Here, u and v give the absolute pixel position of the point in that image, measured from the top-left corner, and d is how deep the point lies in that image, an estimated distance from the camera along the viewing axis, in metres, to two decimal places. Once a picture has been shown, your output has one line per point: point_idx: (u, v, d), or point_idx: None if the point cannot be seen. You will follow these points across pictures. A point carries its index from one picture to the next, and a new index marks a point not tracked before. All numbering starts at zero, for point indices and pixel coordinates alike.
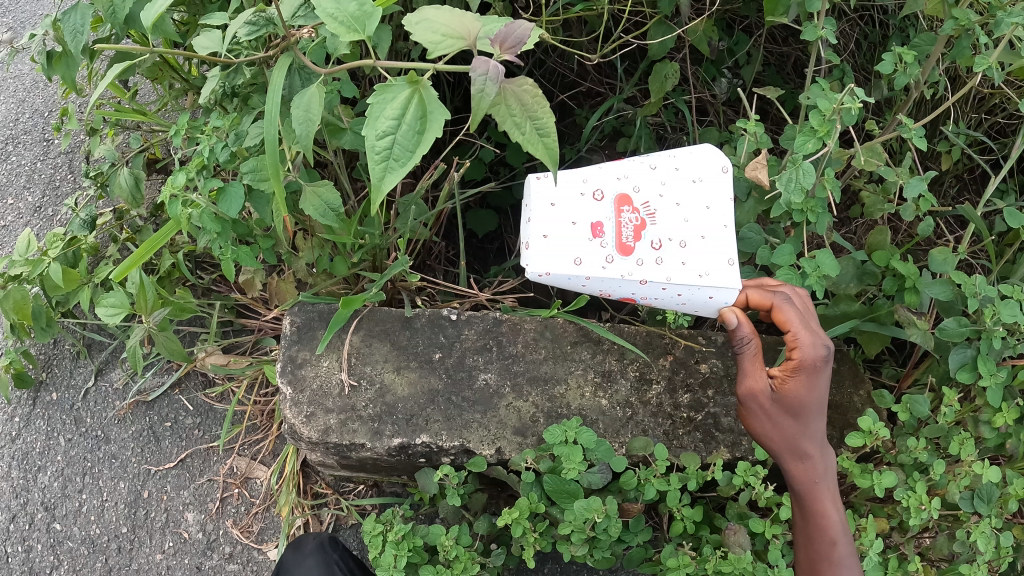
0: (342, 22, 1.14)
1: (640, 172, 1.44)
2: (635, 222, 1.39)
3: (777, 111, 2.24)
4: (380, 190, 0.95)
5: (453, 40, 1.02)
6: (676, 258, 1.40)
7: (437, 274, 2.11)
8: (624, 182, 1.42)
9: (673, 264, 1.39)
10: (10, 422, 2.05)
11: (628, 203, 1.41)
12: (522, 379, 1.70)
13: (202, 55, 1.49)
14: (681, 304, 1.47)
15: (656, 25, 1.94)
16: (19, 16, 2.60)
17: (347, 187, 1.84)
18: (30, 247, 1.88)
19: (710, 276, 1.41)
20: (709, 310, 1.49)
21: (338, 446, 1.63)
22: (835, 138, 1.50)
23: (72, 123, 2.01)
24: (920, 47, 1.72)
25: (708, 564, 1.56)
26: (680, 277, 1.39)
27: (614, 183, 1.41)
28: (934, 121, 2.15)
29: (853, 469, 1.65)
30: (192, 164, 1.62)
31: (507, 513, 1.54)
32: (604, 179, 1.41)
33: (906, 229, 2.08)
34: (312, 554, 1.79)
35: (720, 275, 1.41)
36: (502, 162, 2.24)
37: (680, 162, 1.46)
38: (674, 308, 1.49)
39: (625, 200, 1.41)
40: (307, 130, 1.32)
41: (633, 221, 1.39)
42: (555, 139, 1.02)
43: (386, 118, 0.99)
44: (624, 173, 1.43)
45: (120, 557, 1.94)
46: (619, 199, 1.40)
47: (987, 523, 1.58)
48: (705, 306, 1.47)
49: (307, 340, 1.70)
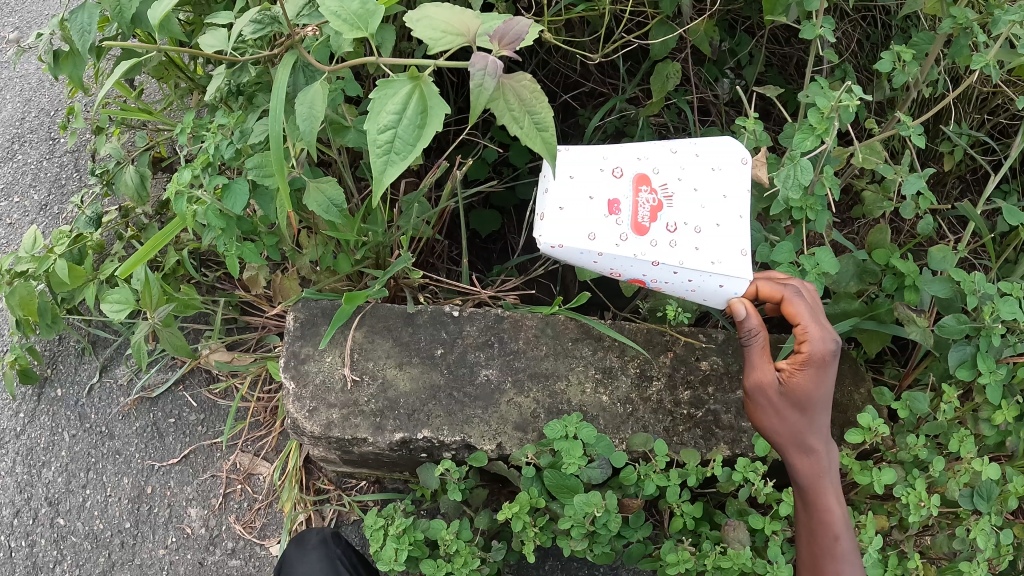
0: (345, 20, 1.16)
1: (661, 155, 1.44)
2: (652, 203, 1.40)
3: (779, 112, 2.25)
4: (381, 182, 0.97)
5: (453, 36, 1.03)
6: (690, 242, 1.40)
7: (440, 273, 2.13)
8: (644, 163, 1.43)
9: (687, 248, 1.39)
10: (14, 418, 2.06)
11: (646, 183, 1.41)
12: (523, 375, 1.71)
13: (209, 53, 1.51)
14: (691, 291, 1.47)
15: (657, 26, 1.95)
16: (26, 16, 2.62)
17: (351, 186, 1.85)
18: (36, 244, 1.90)
19: (723, 264, 1.41)
20: (718, 301, 1.49)
21: (341, 441, 1.64)
22: (833, 136, 1.52)
23: (79, 121, 2.03)
24: (918, 46, 1.75)
25: (707, 559, 1.58)
26: (692, 263, 1.39)
27: (634, 162, 1.42)
28: (935, 121, 2.16)
29: (852, 465, 1.66)
30: (198, 162, 1.63)
31: (508, 508, 1.55)
32: (625, 158, 1.42)
33: (907, 229, 2.10)
34: (314, 550, 1.80)
35: (732, 264, 1.41)
36: (505, 162, 2.25)
37: (701, 149, 1.46)
38: (685, 295, 1.49)
39: (643, 180, 1.41)
40: (310, 127, 1.32)
41: (650, 202, 1.40)
42: (553, 134, 1.03)
43: (387, 112, 1.01)
44: (644, 154, 1.43)
45: (123, 552, 1.95)
46: (639, 178, 1.41)
47: (987, 520, 1.59)
48: (715, 295, 1.47)
49: (310, 336, 1.71)
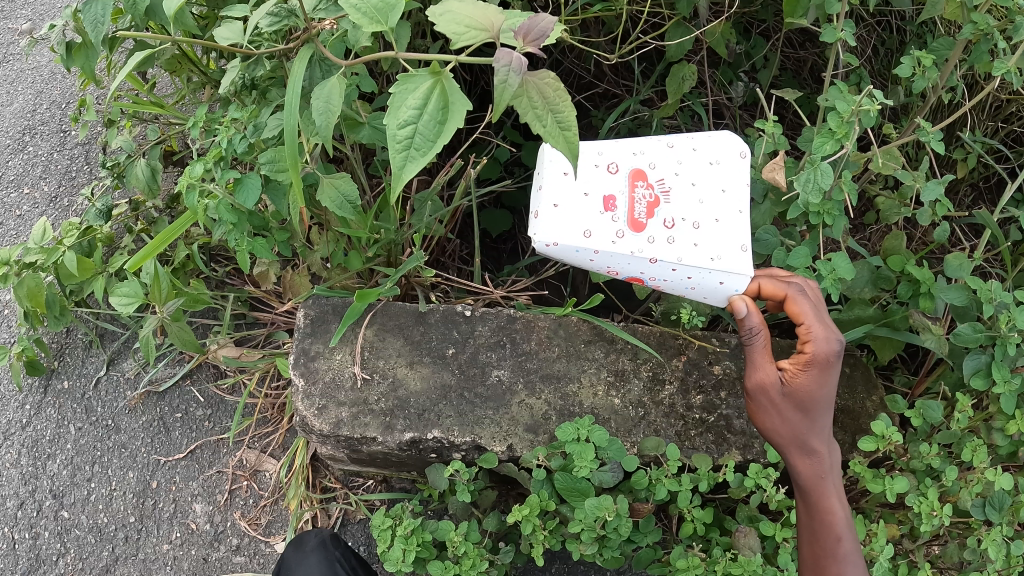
0: (365, 13, 1.14)
1: (657, 150, 1.42)
2: (648, 198, 1.38)
3: (794, 115, 2.24)
4: (399, 179, 0.96)
5: (477, 31, 1.02)
6: (689, 239, 1.38)
7: (450, 272, 2.12)
8: (640, 158, 1.41)
9: (685, 244, 1.37)
10: (21, 410, 2.05)
11: (642, 178, 1.39)
12: (535, 376, 1.70)
13: (223, 46, 1.49)
14: (691, 288, 1.46)
15: (674, 27, 1.94)
16: (38, 9, 2.61)
17: (364, 183, 1.85)
18: (46, 235, 1.90)
19: (722, 260, 1.39)
20: (719, 299, 1.47)
21: (349, 439, 1.63)
22: (853, 140, 1.50)
23: (90, 114, 2.02)
24: (938, 51, 1.73)
25: (717, 566, 1.57)
26: (691, 259, 1.37)
27: (630, 158, 1.40)
28: (950, 127, 2.14)
29: (865, 473, 1.64)
30: (210, 156, 1.62)
31: (518, 510, 1.54)
32: (620, 154, 1.40)
33: (921, 236, 2.08)
34: (313, 552, 1.79)
35: (732, 260, 1.39)
36: (518, 162, 2.25)
37: (698, 143, 1.44)
38: (684, 293, 1.47)
39: (639, 175, 1.39)
40: (326, 121, 1.31)
41: (647, 198, 1.38)
42: (577, 133, 1.01)
43: (408, 107, 0.99)
44: (640, 149, 1.42)
45: (128, 546, 1.94)
46: (634, 173, 1.39)
47: (998, 531, 1.59)
48: (715, 292, 1.45)
49: (321, 333, 1.70)
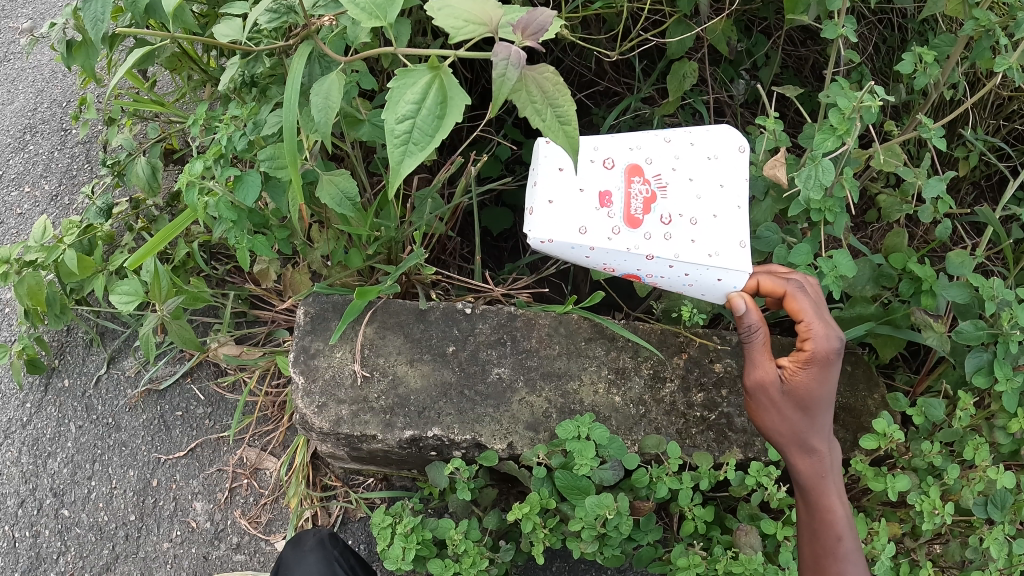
0: (364, 8, 1.14)
1: (654, 145, 1.42)
2: (644, 194, 1.38)
3: (795, 113, 2.23)
4: (398, 172, 0.95)
5: (475, 25, 1.01)
6: (686, 235, 1.37)
7: (450, 270, 2.12)
8: (637, 153, 1.40)
9: (683, 240, 1.37)
10: (21, 408, 2.05)
11: (639, 174, 1.39)
12: (535, 374, 1.70)
13: (223, 43, 1.49)
14: (689, 285, 1.45)
15: (674, 25, 1.94)
16: (39, 7, 2.61)
17: (364, 180, 1.85)
18: (46, 233, 1.88)
19: (720, 256, 1.38)
20: (717, 295, 1.47)
21: (349, 437, 1.63)
22: (854, 136, 1.49)
23: (90, 112, 2.02)
24: (939, 48, 1.72)
25: (718, 564, 1.56)
26: (688, 255, 1.36)
27: (626, 153, 1.40)
28: (952, 125, 2.13)
29: (866, 471, 1.63)
30: (210, 153, 1.62)
31: (518, 508, 1.54)
32: (616, 149, 1.40)
33: (924, 234, 2.07)
34: (312, 551, 1.78)
35: (730, 256, 1.39)
36: (519, 160, 2.25)
37: (696, 138, 1.44)
38: (682, 289, 1.46)
39: (635, 171, 1.39)
40: (325, 118, 1.30)
41: (643, 193, 1.38)
42: (576, 127, 1.01)
43: (406, 102, 0.99)
44: (637, 145, 1.41)
45: (128, 544, 1.94)
46: (630, 169, 1.39)
47: (1000, 529, 1.58)
48: (713, 288, 1.45)
49: (321, 331, 1.70)
